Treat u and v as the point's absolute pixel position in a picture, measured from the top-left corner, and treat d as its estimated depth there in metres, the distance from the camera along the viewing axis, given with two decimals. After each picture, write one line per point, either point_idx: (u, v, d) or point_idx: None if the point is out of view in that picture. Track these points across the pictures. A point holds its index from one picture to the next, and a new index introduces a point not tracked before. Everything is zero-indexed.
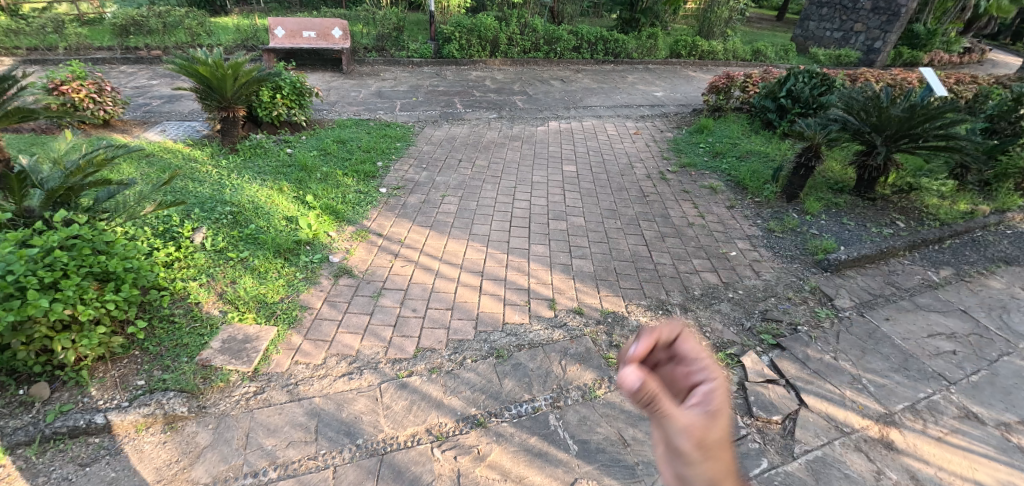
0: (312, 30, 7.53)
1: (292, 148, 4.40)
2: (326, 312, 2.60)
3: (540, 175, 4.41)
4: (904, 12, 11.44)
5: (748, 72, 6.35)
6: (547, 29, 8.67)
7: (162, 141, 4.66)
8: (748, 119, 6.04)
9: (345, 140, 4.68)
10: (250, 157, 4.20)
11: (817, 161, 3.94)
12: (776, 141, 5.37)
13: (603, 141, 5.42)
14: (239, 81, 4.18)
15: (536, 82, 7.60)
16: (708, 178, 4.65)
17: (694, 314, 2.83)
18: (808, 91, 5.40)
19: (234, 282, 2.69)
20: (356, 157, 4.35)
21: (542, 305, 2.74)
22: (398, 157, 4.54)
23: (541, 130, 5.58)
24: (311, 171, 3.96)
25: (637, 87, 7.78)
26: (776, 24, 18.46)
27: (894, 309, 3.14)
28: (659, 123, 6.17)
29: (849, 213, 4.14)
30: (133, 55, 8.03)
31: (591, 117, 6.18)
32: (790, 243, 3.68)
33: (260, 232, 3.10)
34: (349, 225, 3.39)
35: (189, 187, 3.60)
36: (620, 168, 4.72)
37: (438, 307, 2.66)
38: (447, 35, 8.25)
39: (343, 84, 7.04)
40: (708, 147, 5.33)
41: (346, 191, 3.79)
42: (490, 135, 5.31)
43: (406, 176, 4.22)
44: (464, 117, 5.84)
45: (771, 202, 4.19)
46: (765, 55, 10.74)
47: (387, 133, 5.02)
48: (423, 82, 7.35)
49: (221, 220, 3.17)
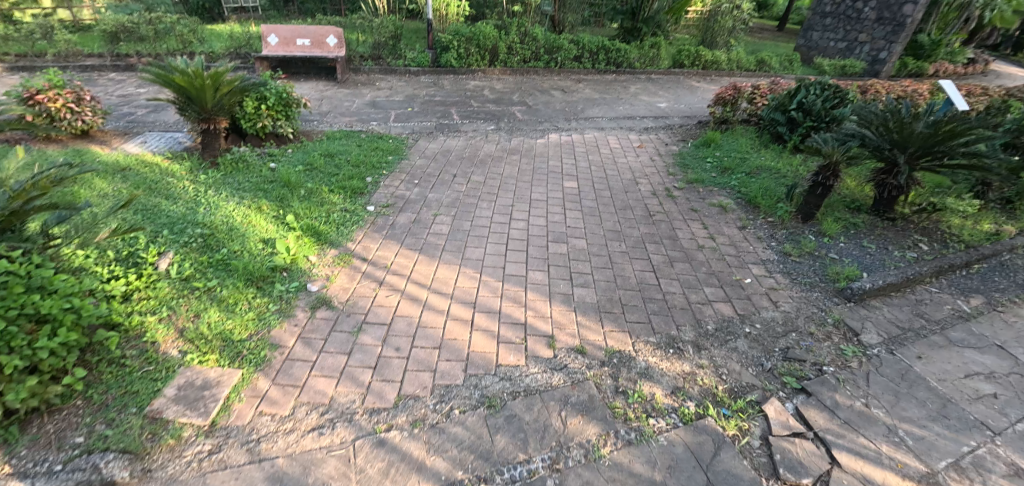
0: (307, 38, 7.40)
1: (275, 162, 4.15)
2: (298, 352, 2.32)
3: (540, 191, 4.17)
4: (910, 22, 11.26)
5: (756, 83, 6.12)
6: (548, 38, 8.48)
7: (140, 154, 4.41)
8: (757, 131, 5.78)
9: (333, 153, 4.42)
10: (230, 171, 3.96)
11: (835, 180, 3.69)
12: (787, 155, 5.13)
13: (605, 155, 5.18)
14: (220, 91, 3.92)
15: (536, 92, 7.38)
16: (717, 195, 4.39)
17: (708, 353, 2.55)
18: (820, 103, 5.14)
19: (198, 316, 2.43)
20: (344, 172, 4.09)
21: (540, 343, 2.47)
22: (388, 172, 4.28)
23: (541, 143, 5.34)
24: (295, 188, 3.71)
25: (641, 98, 7.55)
26: (777, 34, 18.30)
27: (925, 346, 2.87)
28: (664, 135, 5.93)
29: (868, 235, 3.87)
30: (122, 61, 7.81)
31: (593, 130, 5.94)
32: (806, 268, 3.42)
33: (232, 257, 2.84)
34: (331, 248, 3.13)
35: (162, 206, 3.36)
36: (624, 184, 4.46)
37: (424, 347, 2.39)
38: (445, 44, 8.04)
39: (337, 94, 6.81)
40: (716, 161, 5.08)
41: (332, 209, 3.54)
42: (487, 148, 5.07)
43: (396, 192, 3.96)
44: (460, 129, 5.60)
45: (785, 222, 3.93)
46: (769, 65, 10.54)
47: (379, 146, 4.78)
48: (419, 92, 7.13)
49: (191, 244, 2.91)
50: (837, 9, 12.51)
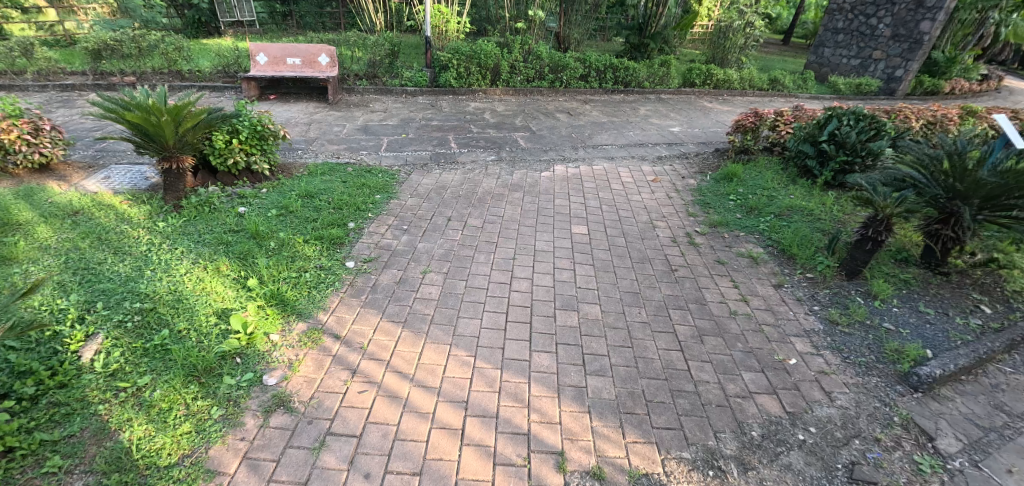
0: (298, 57, 6.99)
1: (245, 204, 3.67)
2: (240, 482, 1.83)
3: (545, 238, 3.67)
4: (927, 39, 10.72)
5: (780, 110, 5.66)
6: (553, 56, 8.04)
7: (99, 194, 3.93)
8: (782, 163, 5.31)
9: (313, 193, 3.94)
10: (193, 216, 3.49)
11: (888, 235, 3.20)
12: (819, 193, 4.65)
13: (617, 190, 4.70)
14: (183, 127, 3.45)
15: (540, 115, 6.93)
16: (745, 242, 3.91)
17: (757, 475, 2.04)
18: (854, 135, 4.64)
19: (119, 430, 1.95)
20: (323, 217, 3.61)
21: (547, 464, 1.97)
22: (374, 215, 3.81)
23: (546, 177, 4.86)
24: (263, 239, 3.23)
25: (652, 121, 7.10)
26: (784, 49, 17.92)
27: (1015, 453, 2.34)
28: (680, 166, 5.45)
29: (922, 296, 3.38)
30: (104, 80, 7.45)
31: (602, 160, 5.46)
32: (857, 344, 2.92)
33: (175, 340, 2.36)
34: (299, 321, 2.65)
35: (107, 266, 2.90)
36: (639, 228, 3.98)
37: (401, 472, 1.90)
38: (444, 63, 7.60)
39: (327, 117, 6.36)
40: (741, 198, 4.60)
41: (305, 266, 3.06)
42: (487, 183, 4.58)
43: (382, 241, 3.49)
44: (457, 159, 5.13)
45: (828, 279, 3.42)
46: (782, 84, 10.10)
47: (365, 182, 4.31)
48: (415, 115, 6.68)
49: (128, 321, 2.43)
50: (850, 25, 12.07)
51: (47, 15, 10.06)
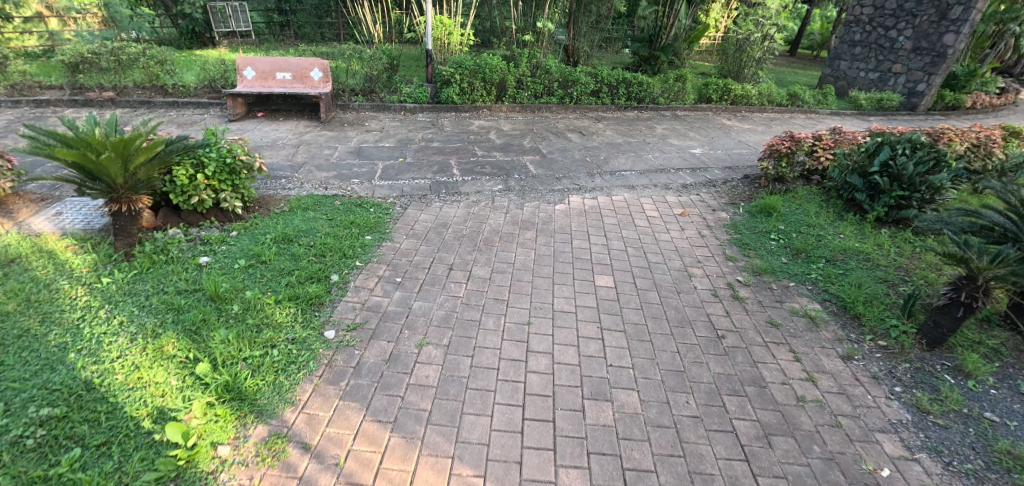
0: (288, 72, 6.50)
1: (209, 253, 3.12)
2: None
3: (565, 294, 3.10)
4: (951, 53, 10.23)
5: (817, 132, 5.12)
6: (563, 70, 7.53)
7: (43, 236, 3.37)
8: (824, 194, 4.76)
9: (293, 236, 3.38)
10: (145, 270, 2.93)
11: (985, 301, 2.62)
12: (871, 233, 4.09)
13: (642, 226, 4.15)
14: (132, 163, 2.93)
15: (550, 135, 6.40)
16: (797, 296, 3.33)
17: None
18: (912, 167, 4.08)
19: None
20: (302, 268, 3.06)
21: None
22: (363, 264, 3.25)
23: (560, 210, 4.30)
24: (224, 302, 2.68)
25: (670, 142, 6.56)
26: (793, 60, 17.53)
27: None
28: (708, 196, 4.91)
29: (1021, 371, 2.76)
30: (82, 96, 6.97)
31: (621, 189, 4.90)
32: (958, 442, 2.29)
33: (87, 467, 1.78)
34: (257, 423, 2.07)
35: (24, 343, 2.32)
36: (672, 278, 3.41)
37: None
38: (446, 78, 7.09)
39: (317, 138, 5.82)
40: (783, 237, 4.05)
41: (272, 340, 2.51)
42: (494, 219, 4.01)
43: (370, 300, 2.93)
44: (460, 189, 4.57)
45: (906, 349, 2.84)
46: (802, 99, 9.58)
47: (355, 219, 3.76)
48: (415, 134, 6.15)
49: (30, 438, 1.85)
50: (868, 37, 11.49)
51: (48, 23, 9.67)
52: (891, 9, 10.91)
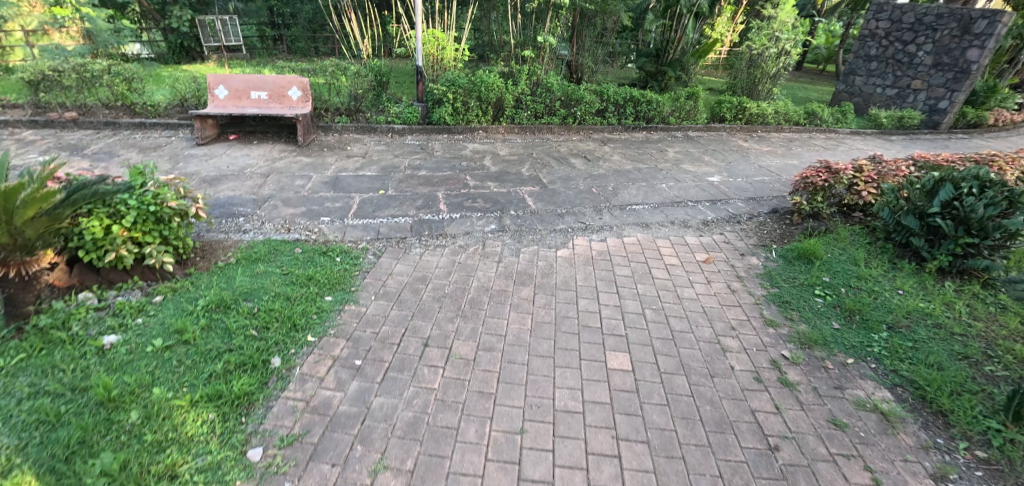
0: (263, 90, 5.93)
1: (119, 329, 2.48)
2: None
3: (568, 384, 2.43)
4: (976, 68, 9.65)
5: (856, 162, 4.48)
6: (565, 88, 6.95)
7: None
8: (869, 236, 4.11)
9: (233, 302, 2.74)
10: (31, 356, 2.26)
11: None
12: (932, 288, 3.44)
13: (660, 279, 3.49)
14: (19, 217, 2.35)
15: (551, 161, 5.78)
16: (860, 381, 2.66)
17: None
18: (984, 209, 3.42)
19: None
20: (233, 351, 2.41)
21: None
22: (314, 339, 2.59)
23: (562, 257, 3.66)
24: (118, 410, 2.01)
25: (685, 168, 5.93)
26: (801, 75, 17.03)
27: None
28: (733, 236, 4.26)
29: None
30: (43, 116, 6.39)
31: (633, 228, 4.26)
32: None
33: None
34: None
35: None
36: (702, 354, 2.74)
37: None
38: (438, 97, 6.50)
39: (291, 165, 5.21)
40: (829, 293, 3.39)
41: (174, 467, 1.81)
42: (484, 272, 3.37)
43: (317, 396, 2.25)
44: (446, 229, 3.93)
45: (1017, 467, 2.16)
46: (820, 117, 8.97)
47: (315, 273, 3.12)
48: (401, 160, 5.53)
49: None
50: (885, 52, 10.80)
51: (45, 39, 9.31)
52: (909, 23, 10.28)
